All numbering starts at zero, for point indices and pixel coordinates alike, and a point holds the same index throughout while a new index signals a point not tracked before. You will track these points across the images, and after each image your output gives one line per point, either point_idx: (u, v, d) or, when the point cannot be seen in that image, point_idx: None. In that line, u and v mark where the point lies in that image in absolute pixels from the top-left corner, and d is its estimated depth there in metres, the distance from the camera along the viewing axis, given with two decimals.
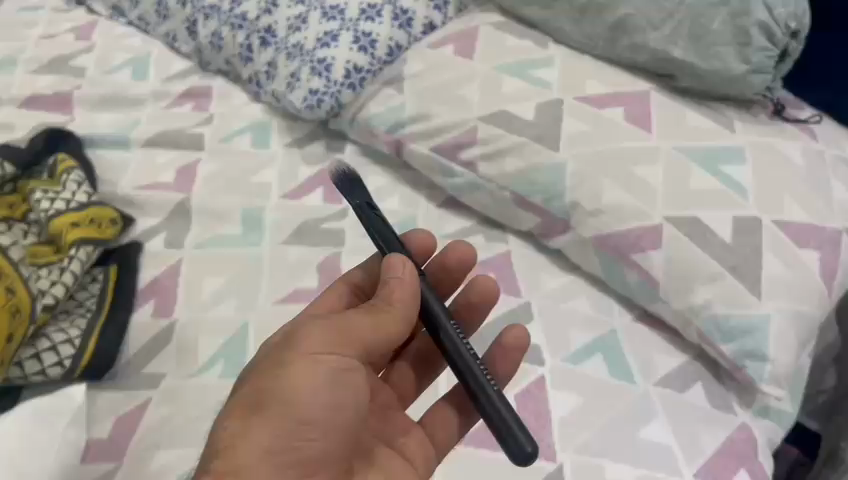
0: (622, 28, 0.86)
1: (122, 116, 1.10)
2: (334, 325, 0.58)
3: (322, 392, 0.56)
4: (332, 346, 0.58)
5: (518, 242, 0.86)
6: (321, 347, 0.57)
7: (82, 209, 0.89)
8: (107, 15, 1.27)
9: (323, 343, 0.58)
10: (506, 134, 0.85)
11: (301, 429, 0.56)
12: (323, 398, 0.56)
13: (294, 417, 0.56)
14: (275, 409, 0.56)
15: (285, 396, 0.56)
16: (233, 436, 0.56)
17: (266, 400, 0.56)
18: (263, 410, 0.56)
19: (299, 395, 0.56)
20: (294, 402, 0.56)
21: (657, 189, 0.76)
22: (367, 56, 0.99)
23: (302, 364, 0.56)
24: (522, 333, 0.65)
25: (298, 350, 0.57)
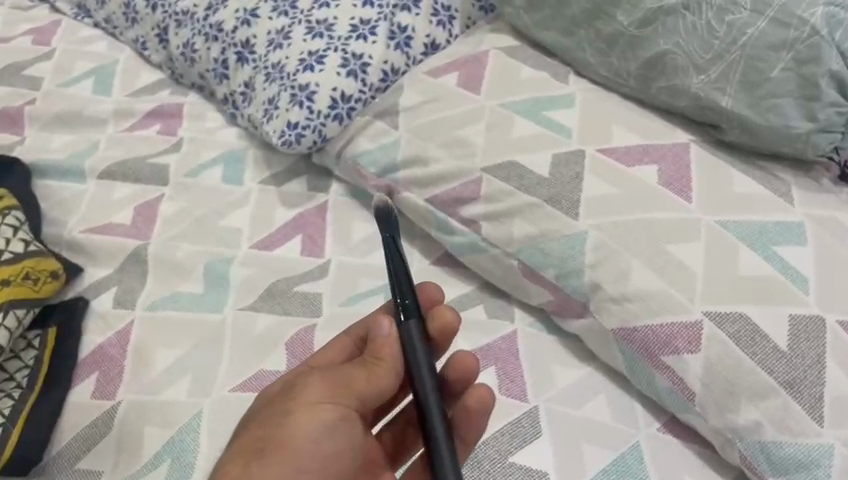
0: (658, 68, 0.71)
1: (79, 138, 0.96)
2: (334, 374, 0.55)
3: (322, 437, 0.53)
4: (331, 395, 0.54)
5: (525, 318, 0.72)
6: (322, 394, 0.54)
7: (15, 263, 0.76)
8: (71, 15, 1.14)
9: (324, 391, 0.54)
10: (516, 192, 0.72)
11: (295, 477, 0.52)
12: (324, 446, 0.53)
13: (292, 463, 0.53)
14: (276, 454, 0.52)
15: (285, 442, 0.53)
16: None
17: (267, 447, 0.53)
18: (264, 454, 0.52)
19: (299, 443, 0.53)
20: (294, 449, 0.53)
21: (696, 276, 0.62)
22: (357, 83, 0.86)
23: (303, 408, 0.53)
24: (486, 396, 0.56)
25: (300, 397, 0.54)
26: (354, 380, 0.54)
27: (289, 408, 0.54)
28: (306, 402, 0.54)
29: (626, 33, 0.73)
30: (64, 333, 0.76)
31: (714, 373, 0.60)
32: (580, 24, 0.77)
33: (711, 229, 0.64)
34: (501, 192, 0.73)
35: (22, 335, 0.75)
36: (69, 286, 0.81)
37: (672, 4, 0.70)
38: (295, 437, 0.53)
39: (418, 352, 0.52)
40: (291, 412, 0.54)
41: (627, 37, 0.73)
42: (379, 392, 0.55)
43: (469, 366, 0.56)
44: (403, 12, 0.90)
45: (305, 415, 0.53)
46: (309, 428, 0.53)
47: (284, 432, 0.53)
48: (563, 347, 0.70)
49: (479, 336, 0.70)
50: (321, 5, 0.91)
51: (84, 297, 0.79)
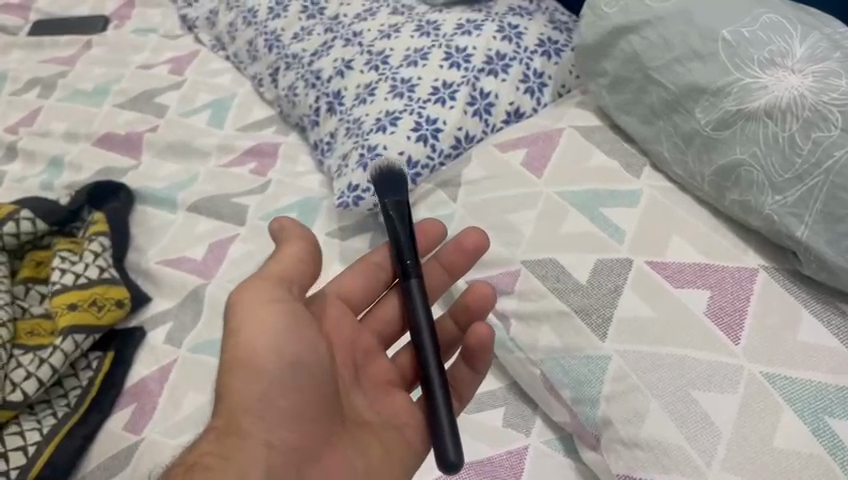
0: (732, 179, 0.62)
1: (182, 168, 1.03)
2: (275, 276, 0.57)
3: (283, 332, 0.56)
4: (278, 293, 0.57)
5: (543, 432, 0.66)
6: (263, 300, 0.56)
7: (88, 288, 0.83)
8: (209, 46, 1.22)
9: (267, 290, 0.57)
10: (548, 294, 0.66)
11: (269, 385, 0.55)
12: (289, 345, 0.56)
13: (265, 367, 0.55)
14: (244, 368, 0.55)
15: (250, 351, 0.55)
16: (222, 410, 0.54)
17: (240, 363, 0.55)
18: (236, 376, 0.55)
19: (255, 348, 0.55)
20: (254, 356, 0.55)
21: (721, 436, 0.53)
22: (427, 148, 0.83)
23: (258, 313, 0.56)
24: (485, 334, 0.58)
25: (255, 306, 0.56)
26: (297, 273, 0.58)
27: (244, 319, 0.56)
28: (257, 304, 0.56)
29: (701, 133, 0.64)
30: (118, 360, 0.81)
31: None
32: (659, 114, 0.69)
33: (753, 382, 0.55)
34: (534, 291, 0.67)
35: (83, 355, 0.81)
36: (134, 315, 0.86)
37: (753, 109, 0.60)
38: (257, 342, 0.55)
39: (419, 304, 0.55)
40: (248, 322, 0.56)
41: (702, 138, 0.64)
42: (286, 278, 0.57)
43: (484, 297, 0.62)
44: (489, 77, 0.87)
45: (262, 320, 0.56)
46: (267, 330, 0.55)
47: (241, 347, 0.55)
48: (576, 473, 0.63)
49: (480, 445, 0.66)
50: (410, 63, 0.90)
51: (141, 329, 0.84)
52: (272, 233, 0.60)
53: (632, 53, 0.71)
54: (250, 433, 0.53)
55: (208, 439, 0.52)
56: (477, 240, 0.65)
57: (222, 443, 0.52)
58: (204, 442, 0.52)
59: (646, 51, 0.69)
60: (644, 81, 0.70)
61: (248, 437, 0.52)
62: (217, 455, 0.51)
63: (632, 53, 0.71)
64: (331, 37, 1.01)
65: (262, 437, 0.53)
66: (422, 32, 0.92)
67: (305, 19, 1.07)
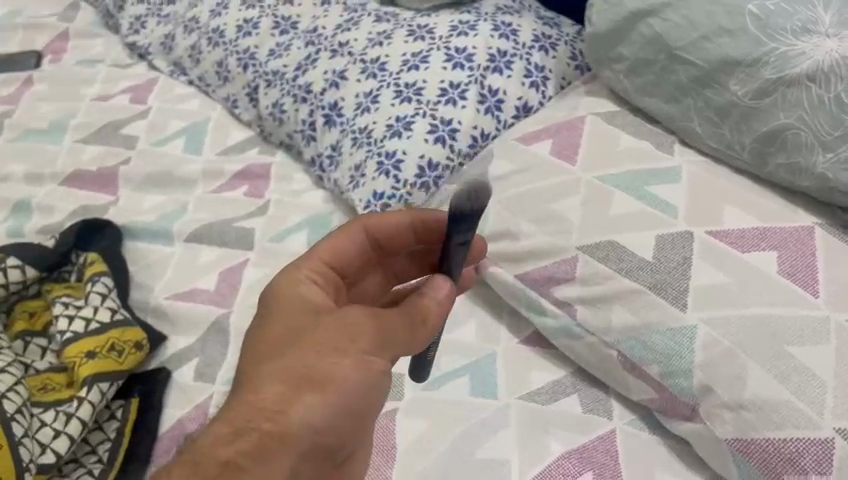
0: (778, 143, 0.65)
1: (169, 199, 0.97)
2: (386, 319, 0.51)
3: (366, 388, 0.50)
4: (391, 348, 0.50)
5: (624, 414, 0.68)
6: (372, 344, 0.50)
7: (103, 333, 0.77)
8: (167, 72, 1.16)
9: (377, 341, 0.50)
10: (615, 275, 0.67)
11: (332, 425, 0.49)
12: (372, 396, 0.50)
13: (332, 406, 0.48)
14: (320, 393, 0.48)
15: (333, 387, 0.48)
16: (276, 410, 0.48)
17: (312, 386, 0.48)
18: (311, 391, 0.48)
19: (346, 386, 0.49)
20: (340, 395, 0.49)
21: (826, 386, 0.55)
22: (446, 149, 0.83)
23: (358, 359, 0.49)
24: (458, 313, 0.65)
25: (352, 337, 0.50)
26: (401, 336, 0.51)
27: (341, 352, 0.49)
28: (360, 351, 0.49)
29: (739, 104, 0.67)
30: (146, 404, 0.75)
31: None
32: (687, 92, 0.71)
33: (843, 331, 0.57)
34: (598, 274, 0.68)
35: (106, 405, 0.75)
36: (153, 356, 0.80)
37: (793, 76, 0.63)
38: (342, 380, 0.49)
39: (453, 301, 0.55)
40: (344, 355, 0.49)
41: (740, 109, 0.67)
42: (383, 336, 0.50)
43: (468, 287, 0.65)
44: (494, 74, 0.86)
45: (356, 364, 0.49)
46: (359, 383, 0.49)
47: (335, 374, 0.49)
48: (666, 448, 0.65)
49: (572, 434, 0.66)
50: (410, 67, 0.88)
51: (166, 369, 0.78)
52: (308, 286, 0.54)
53: (654, 36, 0.72)
54: (293, 449, 0.48)
55: (248, 436, 0.47)
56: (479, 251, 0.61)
57: (264, 443, 0.47)
58: (242, 439, 0.47)
59: (670, 33, 0.71)
60: (669, 62, 0.72)
61: (291, 453, 0.48)
62: (251, 457, 0.47)
63: (654, 36, 0.72)
64: (314, 50, 0.98)
65: (299, 460, 0.48)
66: (415, 37, 0.91)
67: (279, 34, 1.03)
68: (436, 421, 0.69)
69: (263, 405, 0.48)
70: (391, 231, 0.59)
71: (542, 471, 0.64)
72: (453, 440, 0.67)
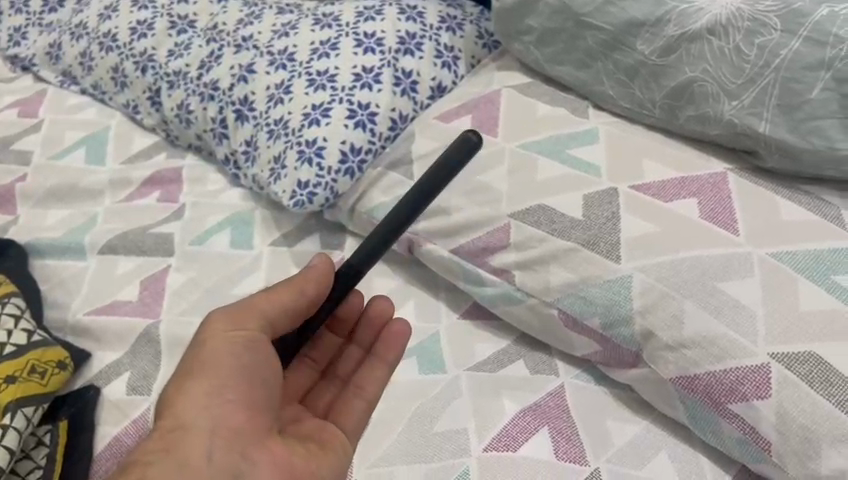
0: (688, 96, 0.68)
1: (74, 212, 0.93)
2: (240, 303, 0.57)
3: (238, 354, 0.55)
4: (248, 319, 0.56)
5: (569, 371, 0.70)
6: (229, 322, 0.56)
7: (20, 356, 0.73)
8: (56, 83, 1.09)
9: (229, 318, 0.56)
10: (548, 237, 0.68)
11: (224, 391, 0.54)
12: (250, 358, 0.55)
13: (213, 381, 0.54)
14: (200, 376, 0.54)
15: (207, 367, 0.54)
16: (168, 409, 0.54)
17: (191, 376, 0.54)
18: (189, 379, 0.54)
19: (219, 359, 0.55)
20: (218, 367, 0.54)
21: (756, 315, 0.59)
22: (366, 133, 0.82)
23: (223, 337, 0.55)
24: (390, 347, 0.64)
25: (209, 330, 0.56)
26: (261, 300, 0.57)
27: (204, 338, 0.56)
28: (216, 331, 0.56)
29: (648, 63, 0.70)
30: (75, 426, 0.72)
31: (789, 420, 0.56)
32: (597, 56, 0.74)
33: (765, 263, 0.60)
34: (532, 238, 0.69)
35: (31, 432, 0.71)
36: (78, 374, 0.77)
37: (695, 30, 0.66)
38: (212, 358, 0.55)
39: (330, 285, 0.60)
40: (205, 343, 0.56)
41: (649, 68, 0.70)
42: (238, 311, 0.57)
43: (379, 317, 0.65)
44: (406, 56, 0.86)
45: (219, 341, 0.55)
46: (226, 354, 0.55)
47: (207, 357, 0.55)
48: (613, 398, 0.68)
49: (525, 394, 0.68)
50: (320, 55, 0.86)
51: (93, 386, 0.74)
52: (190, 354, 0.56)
53: (560, 5, 0.74)
54: (195, 428, 0.52)
55: (150, 440, 0.52)
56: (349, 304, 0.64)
57: (165, 437, 0.52)
58: (147, 442, 0.52)
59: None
60: (577, 29, 0.74)
61: (192, 431, 0.52)
62: (158, 451, 0.51)
63: (560, 5, 0.74)
64: (216, 46, 0.94)
65: (204, 436, 0.52)
66: (321, 25, 0.89)
67: (176, 34, 0.98)
68: (391, 404, 0.69)
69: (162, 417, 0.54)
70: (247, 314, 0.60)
71: (500, 433, 0.65)
72: (411, 416, 0.68)
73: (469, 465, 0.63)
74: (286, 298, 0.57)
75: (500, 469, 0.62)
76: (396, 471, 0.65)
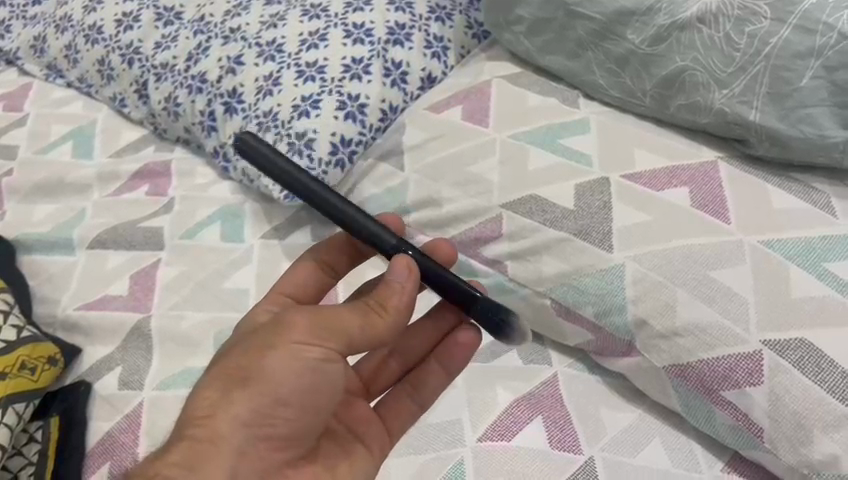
0: (678, 85, 0.68)
1: (62, 207, 0.92)
2: (327, 314, 0.51)
3: (300, 379, 0.51)
4: (331, 339, 0.51)
5: (563, 361, 0.70)
6: (306, 335, 0.51)
7: (8, 352, 0.71)
8: (42, 76, 1.08)
9: (309, 332, 0.51)
10: (540, 227, 0.68)
11: (271, 410, 0.51)
12: (308, 384, 0.52)
13: (267, 398, 0.51)
14: (255, 389, 0.50)
15: (266, 382, 0.51)
16: (206, 411, 0.50)
17: (245, 384, 0.50)
18: (242, 388, 0.50)
19: (284, 379, 0.51)
20: (278, 385, 0.51)
21: (747, 303, 0.59)
22: (357, 125, 0.82)
23: (293, 351, 0.51)
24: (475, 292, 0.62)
25: (283, 335, 0.51)
26: (348, 323, 0.51)
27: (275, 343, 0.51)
28: (289, 342, 0.51)
29: (638, 52, 0.69)
30: (68, 421, 0.71)
31: (782, 406, 0.57)
32: (587, 45, 0.73)
33: (756, 251, 0.61)
34: (524, 228, 0.69)
35: (23, 429, 0.70)
36: (67, 371, 0.77)
37: (685, 19, 0.66)
38: (275, 374, 0.51)
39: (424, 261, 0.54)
40: (274, 349, 0.50)
41: (639, 57, 0.70)
42: (325, 326, 0.51)
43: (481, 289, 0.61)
44: (396, 47, 0.85)
45: (287, 355, 0.51)
46: (292, 375, 0.51)
47: (270, 373, 0.50)
48: (606, 387, 0.68)
49: (519, 383, 0.68)
50: (310, 46, 0.86)
51: (85, 382, 0.74)
52: (250, 345, 0.52)
53: None
54: (228, 449, 0.50)
55: (178, 450, 0.49)
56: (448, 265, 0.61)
57: (193, 450, 0.49)
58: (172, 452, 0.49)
59: None
60: (567, 19, 0.73)
61: (228, 452, 0.50)
62: (183, 467, 0.48)
63: None
64: (203, 38, 0.93)
65: (230, 458, 0.50)
66: (310, 16, 0.89)
67: (163, 26, 0.97)
68: None
69: (195, 413, 0.51)
70: (295, 285, 0.61)
71: (495, 422, 0.65)
72: None
73: (464, 455, 0.63)
74: (374, 332, 0.51)
75: (496, 458, 0.62)
76: (393, 463, 0.65)
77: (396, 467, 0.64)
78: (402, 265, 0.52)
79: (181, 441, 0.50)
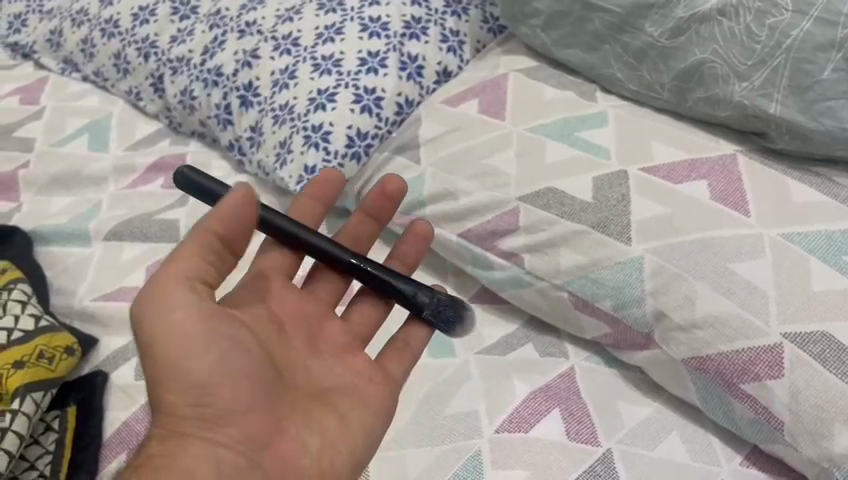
0: (697, 78, 0.68)
1: (77, 199, 0.92)
2: (164, 275, 0.54)
3: (213, 345, 0.53)
4: (172, 296, 0.53)
5: (580, 354, 0.70)
6: (177, 293, 0.53)
7: (29, 342, 0.73)
8: (58, 70, 1.09)
9: (168, 291, 0.53)
10: (558, 220, 0.68)
11: (200, 385, 0.52)
12: (205, 342, 0.53)
13: (189, 377, 0.52)
14: (176, 374, 0.52)
15: (179, 361, 0.52)
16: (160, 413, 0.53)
17: (168, 376, 0.52)
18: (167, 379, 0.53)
19: (189, 350, 0.52)
20: (185, 357, 0.52)
21: (768, 296, 0.59)
22: (373, 118, 0.82)
23: (171, 315, 0.53)
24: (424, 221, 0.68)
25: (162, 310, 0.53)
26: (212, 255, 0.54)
27: (153, 314, 0.53)
28: (152, 308, 0.53)
29: (657, 45, 0.69)
30: (84, 411, 0.72)
31: (802, 399, 0.56)
32: (605, 39, 0.73)
33: (777, 243, 0.60)
34: (541, 221, 0.69)
35: (40, 418, 0.71)
36: (85, 360, 0.77)
37: (705, 11, 0.66)
38: (182, 344, 0.52)
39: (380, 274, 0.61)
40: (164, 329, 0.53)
41: (658, 50, 0.69)
42: (171, 283, 0.53)
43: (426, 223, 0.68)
44: (412, 40, 0.85)
45: (175, 325, 0.52)
46: (181, 339, 0.52)
47: (175, 351, 0.53)
48: (623, 380, 0.68)
49: (535, 376, 0.68)
50: (326, 40, 0.86)
51: (101, 372, 0.74)
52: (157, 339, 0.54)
53: None
54: (196, 438, 0.52)
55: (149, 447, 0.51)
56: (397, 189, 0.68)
57: (163, 446, 0.51)
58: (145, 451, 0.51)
59: None
60: (585, 12, 0.73)
61: (195, 440, 0.51)
62: (157, 459, 0.50)
63: None
64: (219, 32, 0.93)
65: (201, 444, 0.51)
66: (326, 10, 0.89)
67: (179, 20, 0.98)
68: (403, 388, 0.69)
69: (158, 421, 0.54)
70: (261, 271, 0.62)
71: (511, 414, 0.64)
72: (422, 400, 0.68)
73: (480, 447, 0.63)
74: (195, 264, 0.54)
75: (513, 450, 0.62)
76: (408, 455, 0.65)
77: (412, 459, 0.64)
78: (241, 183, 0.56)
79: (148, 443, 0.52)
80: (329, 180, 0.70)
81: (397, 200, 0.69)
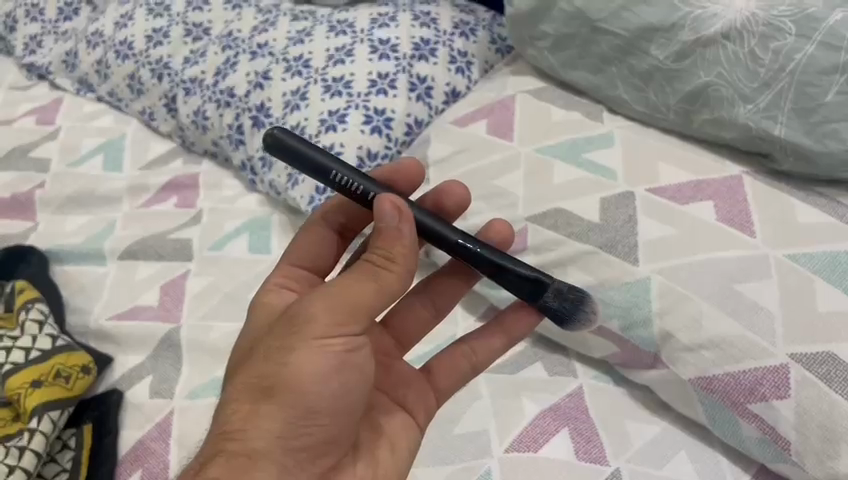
0: (702, 101, 0.69)
1: (92, 218, 0.94)
2: (343, 288, 0.49)
3: (328, 379, 0.49)
4: (331, 317, 0.49)
5: (588, 373, 0.71)
6: (329, 318, 0.49)
7: (45, 361, 0.75)
8: (73, 90, 1.11)
9: (327, 318, 0.49)
10: (566, 240, 0.69)
11: (302, 414, 0.49)
12: (335, 378, 0.50)
13: (298, 403, 0.49)
14: (283, 394, 0.49)
15: (296, 385, 0.49)
16: (237, 425, 0.49)
17: (274, 392, 0.49)
18: (268, 398, 0.49)
19: (314, 379, 0.49)
20: (308, 386, 0.49)
21: (774, 317, 0.59)
22: (383, 139, 0.84)
23: (315, 342, 0.49)
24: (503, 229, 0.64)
25: (296, 328, 0.49)
26: (366, 297, 0.49)
27: (293, 341, 0.49)
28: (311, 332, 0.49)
29: (662, 67, 0.70)
30: (100, 430, 0.73)
31: (809, 419, 0.57)
32: (611, 61, 0.74)
33: (782, 265, 0.61)
34: (549, 242, 0.70)
35: (57, 436, 0.73)
36: (101, 379, 0.78)
37: (710, 35, 0.67)
38: (307, 373, 0.49)
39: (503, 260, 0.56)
40: (293, 349, 0.49)
41: (664, 72, 0.70)
42: (341, 304, 0.49)
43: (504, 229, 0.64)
44: (421, 62, 0.87)
45: (309, 352, 0.49)
46: (313, 368, 0.49)
47: (294, 372, 0.49)
48: (631, 399, 0.69)
49: (544, 395, 0.69)
50: (336, 61, 0.87)
51: (117, 391, 0.76)
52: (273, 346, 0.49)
53: (574, 11, 0.75)
54: (269, 464, 0.48)
55: (217, 465, 0.47)
56: (459, 198, 0.61)
57: (232, 467, 0.47)
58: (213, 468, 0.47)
59: (589, 6, 0.73)
60: (591, 34, 0.74)
61: (269, 464, 0.48)
62: None
63: (574, 11, 0.75)
64: (232, 53, 0.95)
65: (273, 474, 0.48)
66: (337, 32, 0.90)
67: (192, 42, 0.99)
68: None
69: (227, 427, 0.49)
70: (308, 256, 0.61)
71: (521, 433, 0.65)
72: (433, 419, 0.69)
73: (491, 466, 0.64)
74: (383, 287, 0.50)
75: (523, 469, 0.63)
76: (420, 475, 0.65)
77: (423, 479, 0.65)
78: (393, 203, 0.50)
79: (219, 460, 0.48)
80: (399, 168, 0.59)
81: (454, 216, 0.62)
